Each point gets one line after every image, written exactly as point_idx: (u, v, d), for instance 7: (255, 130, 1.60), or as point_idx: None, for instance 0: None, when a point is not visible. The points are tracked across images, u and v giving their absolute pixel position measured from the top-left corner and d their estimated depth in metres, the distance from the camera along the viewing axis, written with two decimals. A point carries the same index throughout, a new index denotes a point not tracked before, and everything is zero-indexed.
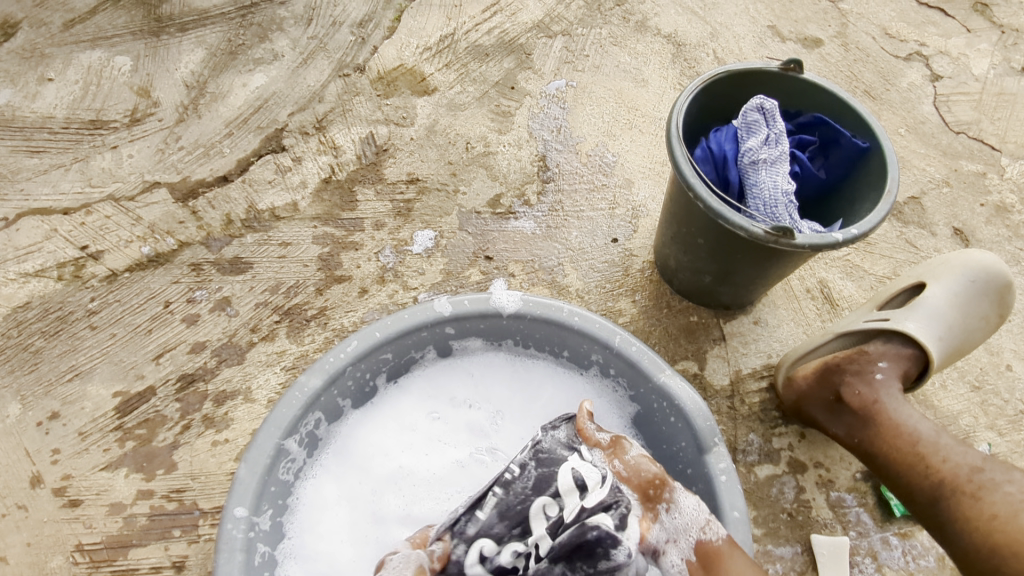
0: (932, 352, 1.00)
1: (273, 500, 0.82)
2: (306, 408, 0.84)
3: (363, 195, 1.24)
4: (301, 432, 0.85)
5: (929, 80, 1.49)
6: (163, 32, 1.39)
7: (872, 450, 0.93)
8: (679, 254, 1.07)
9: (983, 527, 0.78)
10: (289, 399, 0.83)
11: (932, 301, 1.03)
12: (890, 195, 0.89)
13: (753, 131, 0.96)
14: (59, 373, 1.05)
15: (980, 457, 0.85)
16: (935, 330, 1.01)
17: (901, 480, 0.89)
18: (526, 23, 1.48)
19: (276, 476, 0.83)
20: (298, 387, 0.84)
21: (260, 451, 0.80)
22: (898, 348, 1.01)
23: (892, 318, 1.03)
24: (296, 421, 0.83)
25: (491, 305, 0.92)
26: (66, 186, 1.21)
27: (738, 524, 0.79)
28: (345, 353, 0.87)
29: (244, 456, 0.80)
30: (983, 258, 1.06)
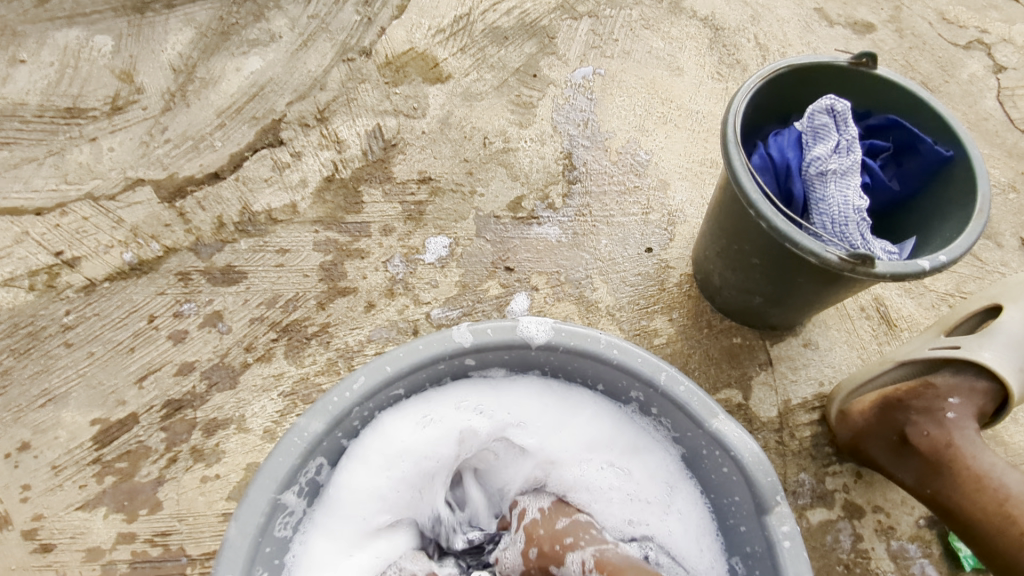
0: (1012, 386, 0.86)
1: (268, 561, 0.72)
2: (306, 456, 0.73)
3: (369, 196, 1.11)
4: (300, 482, 0.74)
5: (991, 72, 1.36)
6: (148, 9, 1.25)
7: (948, 502, 0.84)
8: (725, 271, 0.95)
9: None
10: (286, 448, 0.72)
11: (1011, 324, 0.88)
12: (982, 215, 0.77)
13: (820, 137, 0.84)
14: (30, 397, 0.94)
15: None
16: (1016, 359, 0.86)
17: (983, 539, 0.81)
18: (549, 3, 1.34)
19: (271, 535, 0.72)
20: (296, 432, 0.73)
21: (252, 509, 0.69)
22: (971, 381, 0.88)
23: (964, 345, 0.89)
24: (294, 472, 0.72)
25: (518, 333, 0.79)
26: (40, 183, 1.08)
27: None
28: (350, 392, 0.75)
29: (234, 515, 0.69)
30: None
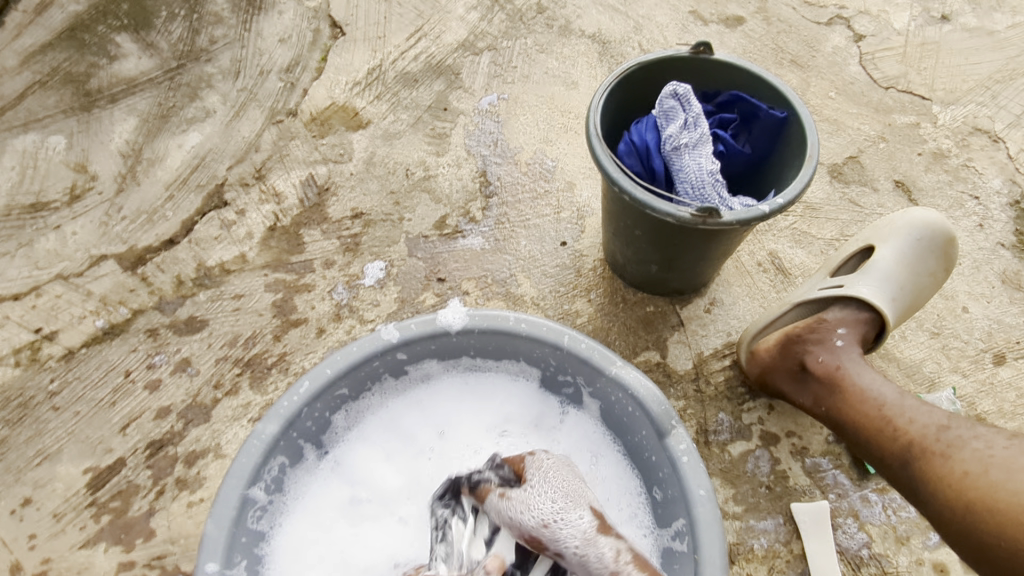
0: (887, 314, 0.96)
1: (244, 550, 0.82)
2: (267, 455, 0.84)
3: (310, 237, 1.24)
4: (266, 479, 0.86)
5: (852, 41, 1.51)
6: (94, 106, 1.40)
7: (841, 418, 0.88)
8: (623, 249, 1.09)
9: (955, 485, 0.71)
10: (248, 450, 0.83)
11: (884, 262, 1.00)
12: (812, 160, 0.90)
13: (671, 117, 0.97)
14: (27, 458, 1.05)
15: (947, 415, 0.79)
16: (888, 291, 0.98)
17: (872, 447, 0.83)
18: (451, 44, 1.50)
19: (246, 526, 0.83)
20: (255, 436, 0.84)
21: (224, 506, 0.80)
22: (855, 311, 0.97)
23: (845, 283, 1.00)
24: (258, 469, 0.84)
25: (438, 324, 0.93)
26: (14, 272, 1.21)
27: (704, 502, 0.80)
28: (298, 395, 0.87)
29: (210, 512, 0.80)
30: (927, 215, 1.03)
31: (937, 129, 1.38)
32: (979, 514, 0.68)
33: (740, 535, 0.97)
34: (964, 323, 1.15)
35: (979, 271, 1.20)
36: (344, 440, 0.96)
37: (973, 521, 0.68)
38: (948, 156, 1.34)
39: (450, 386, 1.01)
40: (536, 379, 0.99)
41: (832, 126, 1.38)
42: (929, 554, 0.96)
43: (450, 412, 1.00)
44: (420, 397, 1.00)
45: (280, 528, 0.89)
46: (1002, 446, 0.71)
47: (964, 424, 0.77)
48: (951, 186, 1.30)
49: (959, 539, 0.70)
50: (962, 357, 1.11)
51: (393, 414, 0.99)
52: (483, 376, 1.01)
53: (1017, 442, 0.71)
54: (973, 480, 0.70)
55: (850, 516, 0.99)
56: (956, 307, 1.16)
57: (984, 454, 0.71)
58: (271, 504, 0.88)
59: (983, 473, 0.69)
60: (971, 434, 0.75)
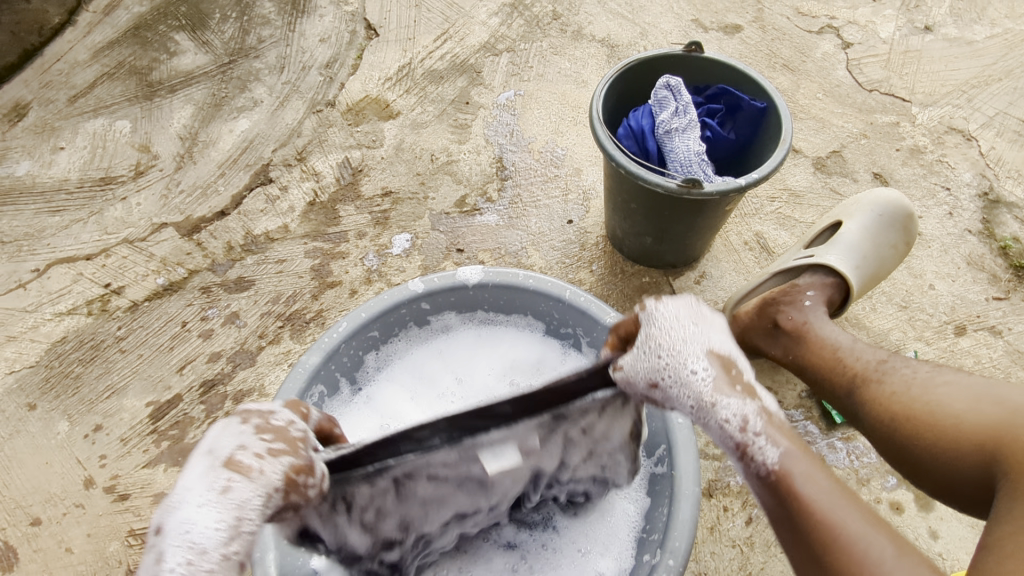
0: (851, 280, 1.10)
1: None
2: (310, 381, 0.99)
3: (345, 212, 1.40)
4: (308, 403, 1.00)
5: (840, 48, 1.65)
6: (156, 95, 1.58)
7: (804, 364, 1.01)
8: (621, 224, 1.23)
9: (884, 403, 0.84)
10: (295, 376, 0.98)
11: (850, 234, 1.14)
12: (784, 143, 1.04)
13: (664, 105, 1.12)
14: (98, 392, 1.20)
15: (888, 353, 0.92)
16: (853, 260, 1.12)
17: (826, 384, 0.96)
18: (474, 46, 1.66)
19: None
20: (301, 364, 0.99)
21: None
22: (823, 277, 1.11)
23: (816, 254, 1.14)
24: (301, 393, 0.98)
25: (457, 279, 1.09)
26: (86, 236, 1.38)
27: (682, 428, 0.92)
28: (338, 333, 1.03)
29: None
30: (888, 194, 1.17)
31: (914, 128, 1.51)
32: (899, 423, 0.80)
33: (718, 473, 1.10)
34: (930, 298, 1.27)
35: (947, 253, 1.33)
36: (375, 380, 1.11)
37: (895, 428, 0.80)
38: (924, 152, 1.47)
39: (465, 339, 1.16)
40: (540, 333, 1.14)
41: (818, 124, 1.52)
42: (887, 493, 1.08)
43: (465, 361, 1.15)
44: (440, 347, 1.16)
45: None
46: (925, 371, 0.83)
47: (900, 359, 0.89)
48: (925, 179, 1.43)
49: (887, 450, 0.81)
50: (926, 327, 1.24)
51: (416, 360, 1.14)
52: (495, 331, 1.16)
53: (938, 368, 0.83)
54: (898, 397, 0.82)
55: (817, 459, 1.11)
56: (924, 284, 1.29)
57: (909, 377, 0.84)
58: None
59: (905, 390, 0.82)
60: (902, 364, 0.87)
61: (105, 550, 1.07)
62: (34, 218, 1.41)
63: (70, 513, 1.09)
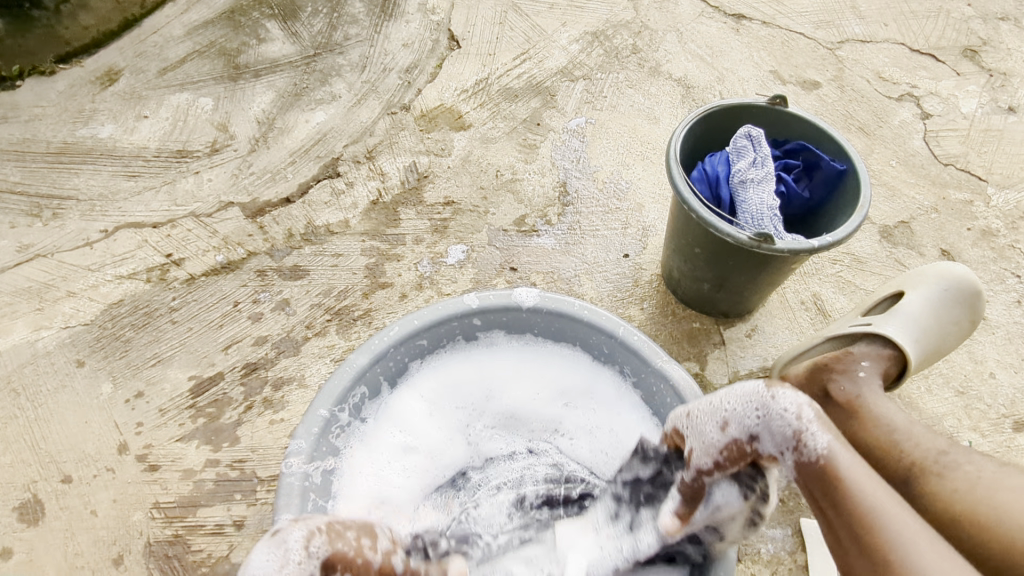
0: (909, 353, 1.09)
1: (323, 458, 0.96)
2: (355, 381, 1.00)
3: (405, 215, 1.42)
4: (349, 404, 1.00)
5: (919, 118, 1.63)
6: (240, 78, 1.63)
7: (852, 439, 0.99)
8: (680, 265, 1.22)
9: (943, 501, 0.84)
10: (341, 374, 0.99)
11: (910, 306, 1.14)
12: (861, 210, 1.02)
13: (742, 155, 1.11)
14: (144, 358, 1.23)
15: (947, 442, 0.91)
16: (912, 333, 1.11)
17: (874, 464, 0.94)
18: (551, 69, 1.68)
19: (327, 439, 0.97)
20: (348, 363, 1.00)
21: (314, 416, 0.95)
22: (880, 348, 1.09)
23: (875, 322, 1.13)
24: (345, 392, 0.99)
25: (513, 299, 1.08)
26: (156, 205, 1.42)
27: None
28: (388, 337, 1.03)
29: (301, 421, 0.95)
30: (954, 270, 1.18)
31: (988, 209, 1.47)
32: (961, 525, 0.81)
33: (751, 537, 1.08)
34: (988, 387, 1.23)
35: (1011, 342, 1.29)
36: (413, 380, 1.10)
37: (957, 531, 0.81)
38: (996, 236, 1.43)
39: (500, 357, 1.14)
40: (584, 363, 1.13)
41: (889, 191, 1.49)
42: None
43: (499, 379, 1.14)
44: (475, 363, 1.14)
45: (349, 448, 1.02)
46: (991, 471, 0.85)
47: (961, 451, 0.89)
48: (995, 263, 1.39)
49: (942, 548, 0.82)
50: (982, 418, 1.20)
51: (455, 371, 1.13)
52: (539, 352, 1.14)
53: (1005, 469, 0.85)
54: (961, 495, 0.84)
55: None
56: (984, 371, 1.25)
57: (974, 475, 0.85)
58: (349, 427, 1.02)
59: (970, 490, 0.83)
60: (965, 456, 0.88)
61: (128, 518, 1.08)
62: (110, 180, 1.46)
63: (100, 475, 1.11)
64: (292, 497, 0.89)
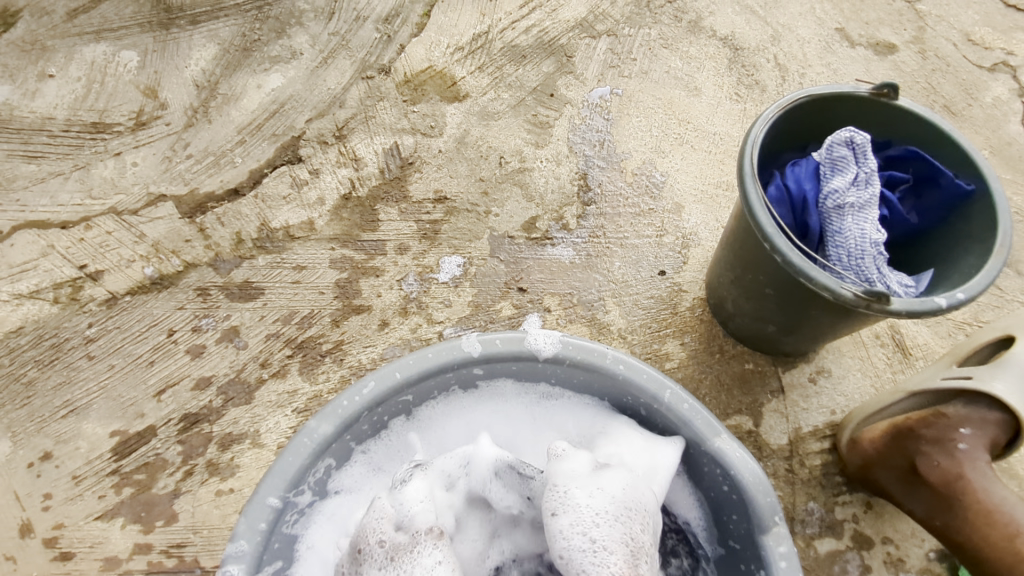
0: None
1: (274, 558, 0.74)
2: (316, 456, 0.76)
3: (385, 214, 1.13)
4: (309, 482, 0.77)
5: (1016, 96, 1.34)
6: (173, 25, 1.28)
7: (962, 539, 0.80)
8: (738, 299, 0.96)
9: None
10: (296, 448, 0.75)
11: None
12: (1003, 253, 0.75)
13: (839, 168, 0.82)
14: (52, 408, 0.96)
15: None
16: None
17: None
18: (567, 21, 1.35)
19: (280, 532, 0.75)
20: (307, 433, 0.75)
21: (261, 507, 0.72)
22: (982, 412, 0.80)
23: (974, 374, 0.80)
24: (302, 472, 0.75)
25: (526, 345, 0.81)
26: (66, 197, 1.11)
27: None
28: (360, 396, 0.77)
29: (243, 513, 0.72)
30: None
31: None
32: None
33: None
34: None
35: None
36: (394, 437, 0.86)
37: None
38: None
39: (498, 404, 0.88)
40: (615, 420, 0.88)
41: None
42: None
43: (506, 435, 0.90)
44: (475, 415, 0.88)
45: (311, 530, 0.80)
46: None
47: None
48: None
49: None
50: None
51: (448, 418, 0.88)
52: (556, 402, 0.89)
53: None
54: None
55: None
56: None
57: None
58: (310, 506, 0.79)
59: None
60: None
61: None
62: (5, 162, 1.13)
63: None
64: None
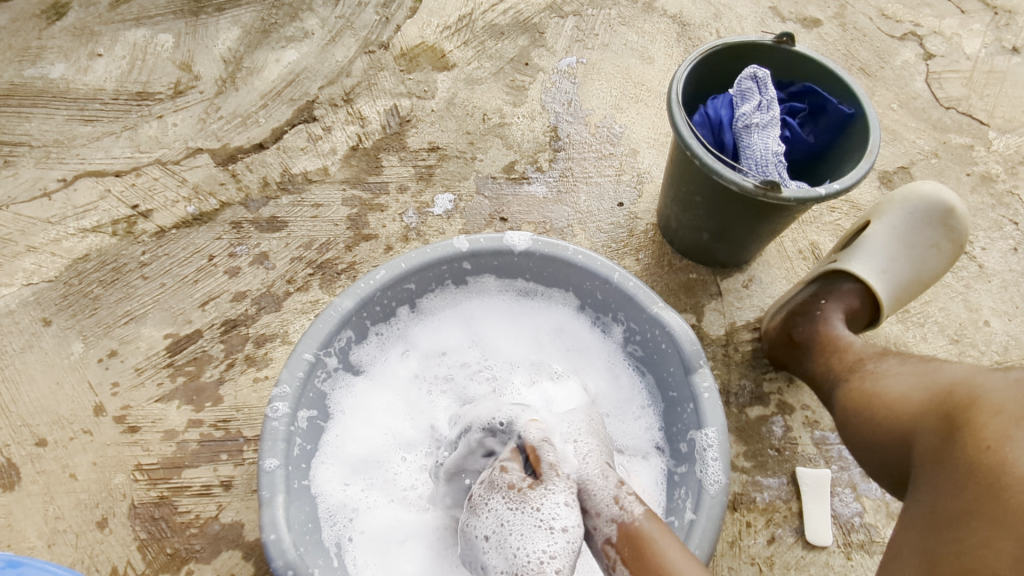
0: (874, 286, 1.06)
1: (309, 403, 0.94)
2: (340, 325, 0.96)
3: (387, 161, 1.34)
4: (334, 348, 0.97)
5: (922, 59, 1.57)
6: (202, 12, 1.50)
7: (812, 375, 1.04)
8: (679, 215, 1.18)
9: (844, 399, 0.90)
10: (325, 317, 0.95)
11: (874, 236, 1.09)
12: (870, 154, 0.97)
13: (747, 97, 1.05)
14: (115, 316, 1.16)
15: (871, 352, 0.96)
16: (877, 265, 1.07)
17: (821, 390, 1.01)
18: (539, 4, 1.57)
19: (313, 384, 0.95)
20: (333, 307, 0.96)
21: (299, 360, 0.92)
22: (840, 285, 1.07)
23: (838, 259, 1.09)
24: (330, 336, 0.95)
25: (504, 243, 1.03)
26: (118, 152, 1.32)
27: (710, 437, 0.90)
28: (374, 280, 0.99)
29: (285, 364, 0.92)
30: (924, 188, 1.09)
31: (989, 154, 1.44)
32: (853, 413, 0.87)
33: (746, 487, 1.07)
34: (984, 334, 1.23)
35: (1007, 290, 1.28)
36: (400, 325, 1.08)
37: (849, 422, 0.87)
38: (995, 181, 1.41)
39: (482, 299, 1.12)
40: (575, 308, 1.11)
41: (889, 136, 1.45)
42: None
43: (485, 328, 1.12)
44: (466, 309, 1.12)
45: (336, 393, 1.01)
46: (891, 364, 0.89)
47: (876, 356, 0.94)
48: (993, 210, 1.38)
49: (849, 442, 0.86)
50: (976, 365, 1.20)
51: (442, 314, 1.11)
52: (527, 298, 1.12)
53: (905, 361, 0.88)
54: (853, 392, 0.89)
55: (849, 487, 1.08)
56: (979, 319, 1.25)
57: (873, 372, 0.90)
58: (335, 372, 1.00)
59: (861, 386, 0.89)
60: (875, 361, 0.93)
61: (110, 481, 1.03)
62: (65, 125, 1.34)
63: (76, 438, 1.06)
64: (277, 441, 0.88)
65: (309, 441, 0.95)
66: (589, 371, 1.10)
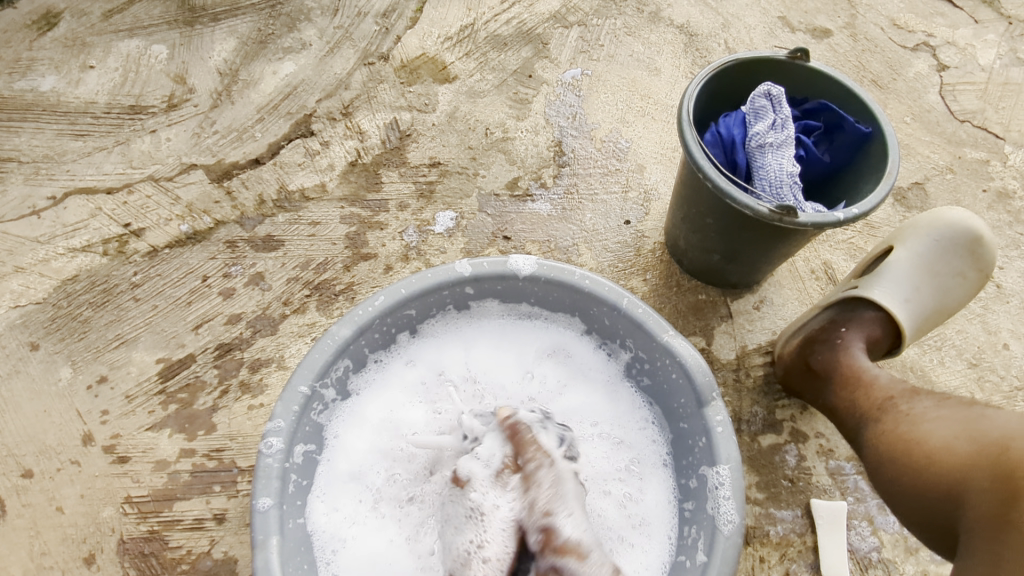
0: (897, 315, 1.02)
1: (304, 438, 0.90)
2: (337, 355, 0.92)
3: (387, 177, 1.30)
4: (331, 378, 0.93)
5: (935, 70, 1.53)
6: (197, 22, 1.46)
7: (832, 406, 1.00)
8: (688, 235, 1.14)
9: (874, 441, 0.86)
10: (322, 346, 0.91)
11: (897, 264, 1.05)
12: (890, 176, 0.93)
13: (761, 116, 1.01)
14: (106, 340, 1.12)
15: (899, 388, 0.92)
16: (900, 293, 1.03)
17: (843, 423, 0.97)
18: (543, 14, 1.54)
19: (309, 417, 0.91)
20: (331, 335, 0.92)
21: (294, 393, 0.88)
22: (863, 314, 1.03)
23: (859, 286, 1.05)
24: (327, 366, 0.91)
25: (508, 267, 0.99)
26: (110, 167, 1.28)
27: (724, 473, 0.87)
28: (373, 306, 0.95)
29: (280, 396, 0.88)
30: (950, 215, 1.05)
31: (1005, 169, 1.40)
32: (887, 458, 0.82)
33: (759, 520, 1.03)
34: (1003, 358, 1.19)
35: None
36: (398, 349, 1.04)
37: (882, 468, 0.83)
38: (1012, 197, 1.37)
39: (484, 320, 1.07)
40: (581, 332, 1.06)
41: (903, 151, 1.42)
42: (935, 567, 1.01)
43: (487, 349, 1.08)
44: (467, 332, 1.07)
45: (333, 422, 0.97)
46: (924, 405, 0.85)
47: (906, 394, 0.90)
48: (1011, 227, 1.34)
49: (884, 487, 0.82)
50: (995, 390, 1.16)
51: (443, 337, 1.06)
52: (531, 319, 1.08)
53: (940, 403, 0.84)
54: (885, 435, 0.85)
55: (866, 520, 1.04)
56: (998, 342, 1.21)
57: (906, 413, 0.86)
58: (332, 402, 0.96)
59: (894, 428, 0.84)
60: (907, 400, 0.88)
61: (98, 514, 1.00)
62: (56, 140, 1.31)
63: (63, 469, 1.02)
64: (271, 480, 0.84)
65: (305, 475, 0.91)
66: (594, 393, 1.05)
